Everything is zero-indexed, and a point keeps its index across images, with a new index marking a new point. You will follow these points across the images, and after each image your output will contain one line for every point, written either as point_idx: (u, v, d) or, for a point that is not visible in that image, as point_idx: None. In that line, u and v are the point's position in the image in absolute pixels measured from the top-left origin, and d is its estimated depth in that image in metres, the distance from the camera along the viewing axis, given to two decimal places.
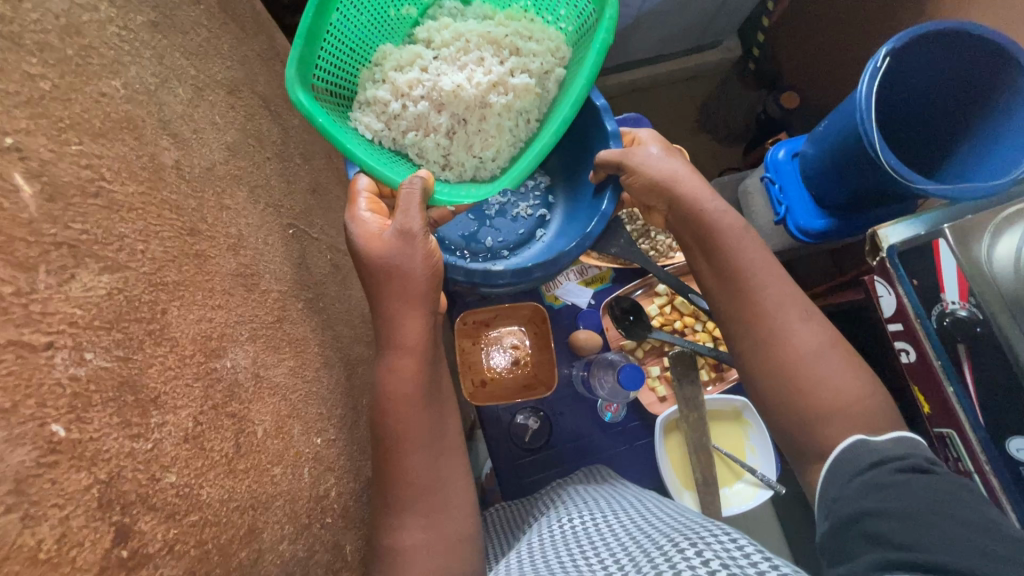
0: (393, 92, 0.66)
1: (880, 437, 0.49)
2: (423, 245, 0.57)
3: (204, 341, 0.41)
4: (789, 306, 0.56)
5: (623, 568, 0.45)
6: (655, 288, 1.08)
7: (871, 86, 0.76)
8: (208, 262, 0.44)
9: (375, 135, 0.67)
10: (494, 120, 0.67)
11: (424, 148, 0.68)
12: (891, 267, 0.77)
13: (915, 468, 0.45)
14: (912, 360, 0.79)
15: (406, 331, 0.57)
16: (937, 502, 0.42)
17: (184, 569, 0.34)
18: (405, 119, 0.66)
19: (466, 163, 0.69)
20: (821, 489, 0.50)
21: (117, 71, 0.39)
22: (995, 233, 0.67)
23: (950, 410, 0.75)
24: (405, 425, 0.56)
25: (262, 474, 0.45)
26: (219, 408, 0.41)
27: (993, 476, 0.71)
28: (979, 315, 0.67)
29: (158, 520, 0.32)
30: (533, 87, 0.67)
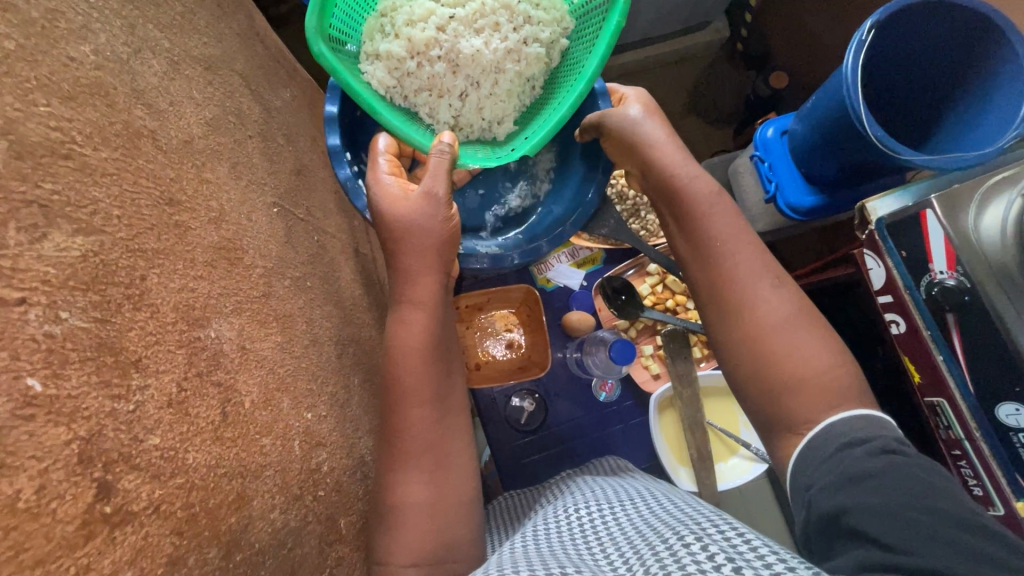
0: (409, 49, 0.64)
1: (846, 414, 0.50)
2: (446, 209, 0.58)
3: (187, 310, 0.40)
4: (760, 272, 0.56)
5: (629, 561, 0.44)
6: (647, 268, 1.09)
7: (858, 59, 0.76)
8: (189, 233, 0.44)
9: (385, 90, 0.65)
10: (506, 85, 0.67)
11: (436, 108, 0.67)
12: (880, 240, 0.77)
13: (885, 450, 0.46)
14: (902, 332, 0.79)
15: (418, 287, 0.59)
16: (912, 489, 0.42)
17: (170, 530, 0.34)
18: (417, 78, 0.65)
19: (475, 124, 0.69)
20: (795, 475, 0.50)
21: (86, 37, 0.39)
22: (981, 204, 0.69)
23: (940, 379, 0.75)
24: (397, 398, 0.57)
25: (251, 443, 0.45)
26: (204, 376, 0.41)
27: (983, 441, 0.72)
28: (966, 284, 0.68)
29: (141, 479, 0.32)
30: (544, 57, 0.67)
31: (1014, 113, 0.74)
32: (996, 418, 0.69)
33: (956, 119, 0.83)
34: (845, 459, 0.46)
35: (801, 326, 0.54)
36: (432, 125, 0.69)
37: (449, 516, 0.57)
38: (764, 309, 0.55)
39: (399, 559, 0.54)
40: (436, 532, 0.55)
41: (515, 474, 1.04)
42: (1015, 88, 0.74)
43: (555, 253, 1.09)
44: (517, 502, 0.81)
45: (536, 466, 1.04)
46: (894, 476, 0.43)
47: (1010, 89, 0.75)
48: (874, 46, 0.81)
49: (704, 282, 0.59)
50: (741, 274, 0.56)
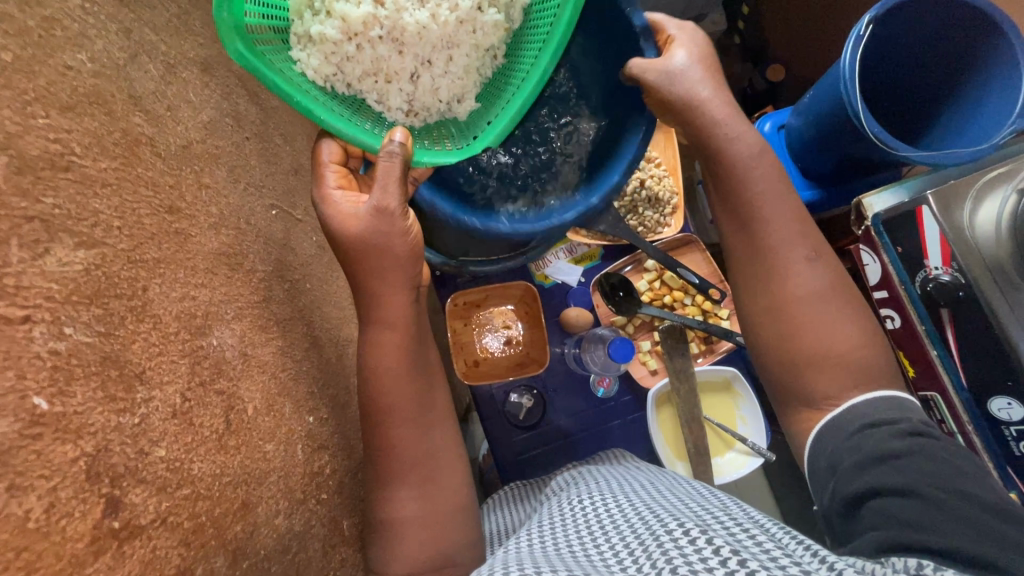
0: (345, 30, 0.56)
1: (870, 396, 0.52)
2: (402, 223, 0.54)
3: (189, 319, 0.40)
4: (797, 244, 0.55)
5: (631, 549, 0.45)
6: (644, 264, 1.09)
7: (856, 54, 0.76)
8: (189, 240, 0.44)
9: (325, 80, 0.57)
10: (462, 60, 0.61)
11: (386, 93, 0.60)
12: (875, 236, 0.78)
13: (913, 431, 0.47)
14: (898, 326, 0.81)
15: (388, 308, 0.57)
16: (937, 472, 0.43)
17: (178, 541, 0.34)
18: (360, 62, 0.58)
19: (432, 107, 0.63)
20: (817, 450, 0.52)
21: (82, 44, 0.38)
22: (977, 199, 0.68)
23: (934, 373, 0.77)
24: (393, 403, 0.57)
25: (254, 449, 0.45)
26: (207, 384, 0.41)
27: (976, 436, 0.74)
28: (961, 280, 0.68)
29: (149, 492, 0.33)
30: (502, 23, 0.61)
31: (1009, 109, 0.74)
32: (989, 411, 0.71)
33: (952, 115, 0.83)
34: (869, 438, 0.47)
35: (825, 304, 0.54)
36: (384, 112, 0.61)
37: (444, 521, 0.57)
38: (795, 280, 0.55)
39: (397, 564, 0.55)
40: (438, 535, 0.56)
41: (514, 471, 1.05)
42: (1010, 83, 0.75)
43: (552, 249, 1.09)
44: (517, 498, 0.81)
45: (534, 462, 1.05)
46: (921, 458, 0.44)
47: (1006, 87, 0.75)
48: (872, 35, 0.80)
49: (741, 250, 0.58)
50: (776, 242, 0.55)
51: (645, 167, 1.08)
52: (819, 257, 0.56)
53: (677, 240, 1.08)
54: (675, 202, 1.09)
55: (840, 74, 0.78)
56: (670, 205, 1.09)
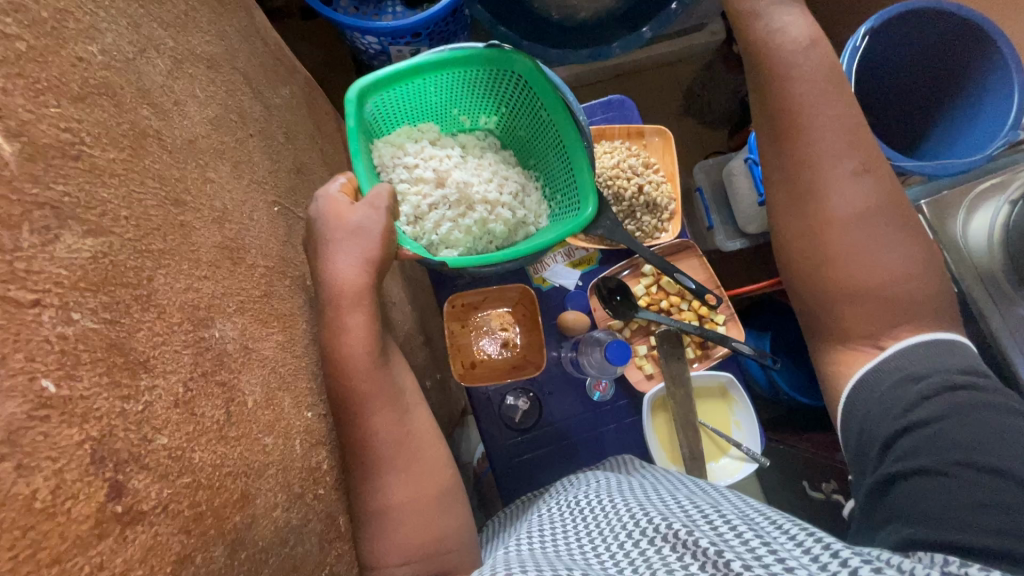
0: (419, 156, 0.83)
1: (907, 344, 0.58)
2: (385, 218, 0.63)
3: (192, 310, 0.41)
4: (837, 156, 0.61)
5: (627, 553, 0.45)
6: (642, 268, 1.10)
7: (852, 63, 0.77)
8: (193, 233, 0.44)
9: (381, 166, 0.81)
10: (468, 223, 0.82)
11: (409, 199, 0.81)
12: None
13: (938, 393, 0.53)
14: None
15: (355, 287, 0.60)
16: (965, 440, 0.50)
17: (179, 528, 0.35)
18: (410, 172, 0.82)
19: (427, 231, 0.82)
20: (848, 407, 0.60)
21: (93, 37, 0.39)
22: (969, 210, 0.74)
23: None
24: (373, 390, 0.59)
25: (254, 442, 0.45)
26: (208, 375, 0.41)
27: None
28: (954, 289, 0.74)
29: (151, 478, 0.33)
30: (506, 222, 0.83)
31: (1003, 121, 0.76)
32: None
33: (945, 127, 0.85)
34: (894, 408, 0.55)
35: (869, 224, 0.59)
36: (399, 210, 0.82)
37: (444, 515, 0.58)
38: (835, 199, 0.60)
39: (392, 554, 0.57)
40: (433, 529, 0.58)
41: (508, 472, 1.05)
42: (1003, 96, 0.77)
43: (550, 252, 1.10)
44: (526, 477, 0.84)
45: (528, 464, 1.05)
46: (946, 423, 0.51)
47: (998, 100, 0.77)
48: (868, 48, 0.82)
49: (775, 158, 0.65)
50: (819, 154, 0.61)
51: (644, 173, 1.10)
52: (866, 173, 0.61)
53: (674, 245, 1.09)
54: (673, 208, 1.10)
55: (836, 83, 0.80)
56: (668, 211, 1.10)
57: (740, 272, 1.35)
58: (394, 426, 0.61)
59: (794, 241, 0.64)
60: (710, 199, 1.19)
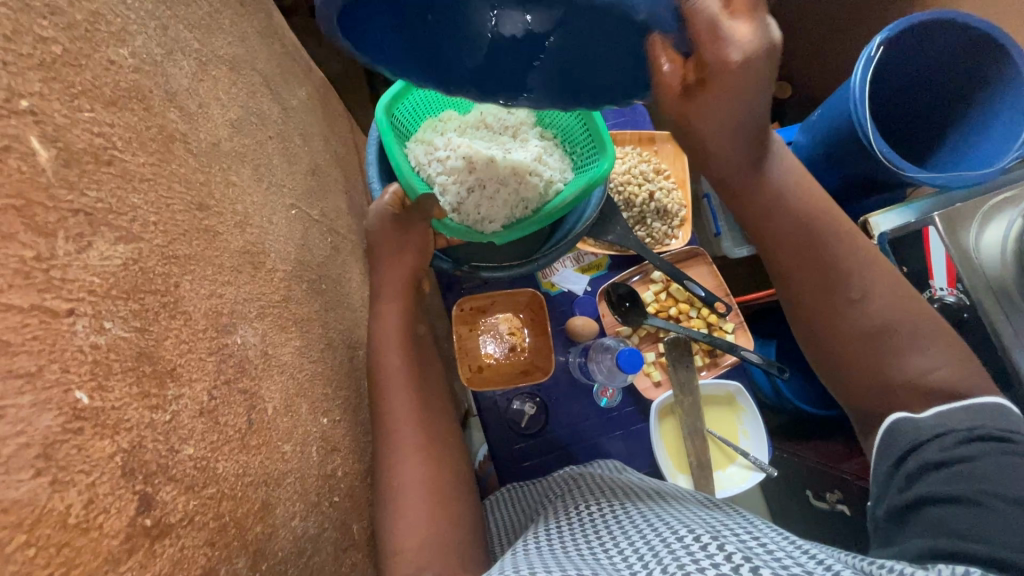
0: (445, 143, 0.81)
1: (955, 405, 0.54)
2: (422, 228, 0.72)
3: (216, 316, 0.41)
4: (839, 284, 0.59)
5: (643, 558, 0.45)
6: (651, 275, 1.10)
7: (865, 74, 0.77)
8: (217, 237, 0.44)
9: (418, 165, 0.81)
10: (504, 195, 0.80)
11: (446, 189, 0.80)
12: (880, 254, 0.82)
13: (980, 438, 0.51)
14: None
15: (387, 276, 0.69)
16: (1000, 479, 0.48)
17: (205, 540, 0.34)
18: (441, 164, 0.80)
19: (471, 214, 0.81)
20: (878, 444, 0.58)
21: (124, 39, 0.38)
22: (982, 222, 0.74)
23: None
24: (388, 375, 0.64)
25: (274, 450, 0.45)
26: (231, 383, 0.41)
27: None
28: (965, 302, 0.73)
29: (178, 490, 0.32)
30: (541, 187, 0.80)
31: (1016, 135, 0.75)
32: None
33: (957, 138, 0.85)
34: (928, 447, 0.53)
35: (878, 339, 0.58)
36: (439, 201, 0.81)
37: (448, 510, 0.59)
38: (852, 319, 0.59)
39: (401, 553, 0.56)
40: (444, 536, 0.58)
41: (515, 478, 1.04)
42: (1016, 109, 0.76)
43: (559, 257, 1.10)
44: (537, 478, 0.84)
45: (535, 470, 1.04)
46: (985, 464, 0.50)
47: (1011, 112, 0.76)
48: (881, 57, 0.82)
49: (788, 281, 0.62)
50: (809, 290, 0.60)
51: (654, 179, 1.09)
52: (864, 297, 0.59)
53: (683, 253, 1.08)
54: (683, 214, 1.09)
55: (850, 93, 0.80)
56: (678, 218, 1.09)
57: (749, 279, 1.35)
58: (413, 418, 0.63)
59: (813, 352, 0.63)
60: (718, 206, 1.19)
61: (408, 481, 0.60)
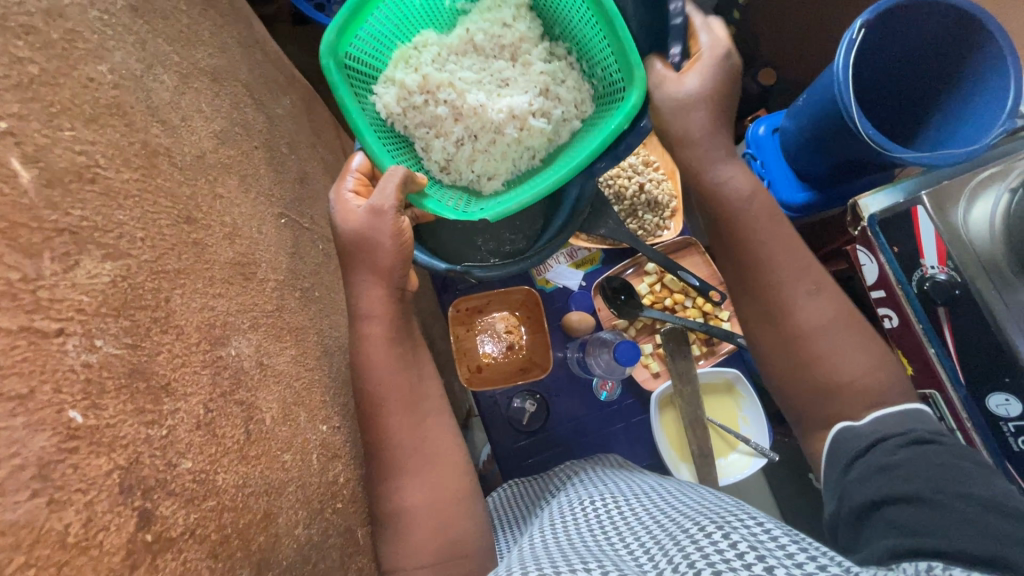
0: (422, 84, 0.70)
1: (885, 412, 0.57)
2: (394, 222, 0.60)
3: (208, 329, 0.41)
4: (797, 281, 0.61)
5: (649, 550, 0.45)
6: (645, 267, 1.10)
7: (848, 56, 0.78)
8: (206, 250, 0.44)
9: (389, 115, 0.71)
10: (501, 146, 0.72)
11: (431, 145, 0.73)
12: (873, 236, 0.83)
13: (916, 440, 0.52)
14: (895, 325, 0.86)
15: (369, 300, 0.61)
16: (936, 473, 0.48)
17: (207, 552, 0.34)
18: (421, 113, 0.71)
19: (465, 173, 0.73)
20: (827, 463, 0.58)
21: (102, 56, 0.38)
22: (970, 198, 0.74)
23: (933, 370, 0.82)
24: (386, 391, 0.60)
25: (274, 459, 0.45)
26: (228, 395, 0.41)
27: (974, 430, 0.79)
28: (957, 279, 0.74)
29: (178, 504, 0.32)
30: (546, 131, 0.71)
31: (1000, 110, 0.76)
32: (987, 407, 0.76)
33: (943, 114, 0.85)
34: (875, 452, 0.53)
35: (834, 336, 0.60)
36: (423, 160, 0.74)
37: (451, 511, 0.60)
38: (804, 313, 0.60)
39: (409, 557, 0.57)
40: (451, 542, 0.57)
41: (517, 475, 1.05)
42: (998, 84, 0.76)
43: (553, 254, 1.10)
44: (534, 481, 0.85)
45: (538, 467, 1.05)
46: (923, 462, 0.49)
47: (994, 88, 0.77)
48: (863, 38, 0.83)
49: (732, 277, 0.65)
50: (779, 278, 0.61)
51: (644, 171, 1.10)
52: (819, 291, 0.61)
53: (677, 243, 1.08)
54: (674, 205, 1.10)
55: (833, 76, 0.80)
56: (670, 208, 1.09)
57: None
58: (410, 436, 0.60)
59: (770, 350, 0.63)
60: None
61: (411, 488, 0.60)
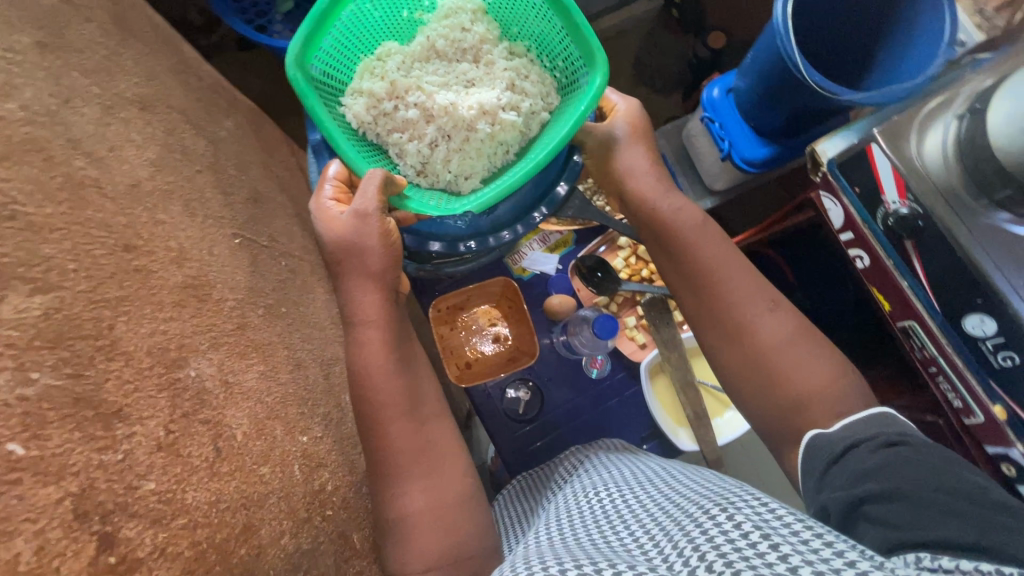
0: (390, 90, 0.70)
1: (857, 417, 0.56)
2: (379, 224, 0.63)
3: (162, 352, 0.41)
4: (755, 298, 0.66)
5: (654, 537, 0.45)
6: (617, 242, 1.11)
7: (786, 9, 0.79)
8: (151, 275, 0.44)
9: (360, 124, 0.70)
10: (476, 143, 0.70)
11: (404, 150, 0.71)
12: (834, 179, 0.76)
13: (886, 442, 0.51)
14: (866, 266, 0.79)
15: (365, 305, 0.64)
16: (917, 474, 0.46)
17: (181, 567, 0.36)
18: (392, 118, 0.70)
19: (441, 175, 0.71)
20: (807, 471, 0.56)
21: (9, 93, 0.40)
22: (920, 130, 0.68)
23: (907, 301, 0.74)
24: (384, 397, 0.63)
25: (250, 474, 0.45)
26: (191, 415, 0.41)
27: (958, 357, 0.70)
28: (919, 212, 0.67)
29: (142, 524, 0.34)
30: (520, 125, 0.70)
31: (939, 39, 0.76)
32: (964, 330, 0.68)
33: (887, 53, 0.86)
34: (851, 458, 0.51)
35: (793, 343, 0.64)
36: (399, 165, 0.72)
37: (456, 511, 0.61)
38: (763, 331, 0.64)
39: (415, 562, 0.58)
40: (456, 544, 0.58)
41: (518, 463, 1.06)
42: (934, 15, 0.77)
43: (526, 241, 1.09)
44: (526, 484, 0.85)
45: (538, 453, 1.06)
46: (894, 463, 0.48)
47: (930, 20, 0.78)
48: None
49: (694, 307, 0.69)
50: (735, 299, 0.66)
51: None
52: (777, 306, 0.66)
53: None
54: None
55: (776, 30, 0.81)
56: None
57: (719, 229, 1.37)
58: (412, 440, 0.62)
59: (738, 368, 0.65)
60: (674, 163, 1.19)
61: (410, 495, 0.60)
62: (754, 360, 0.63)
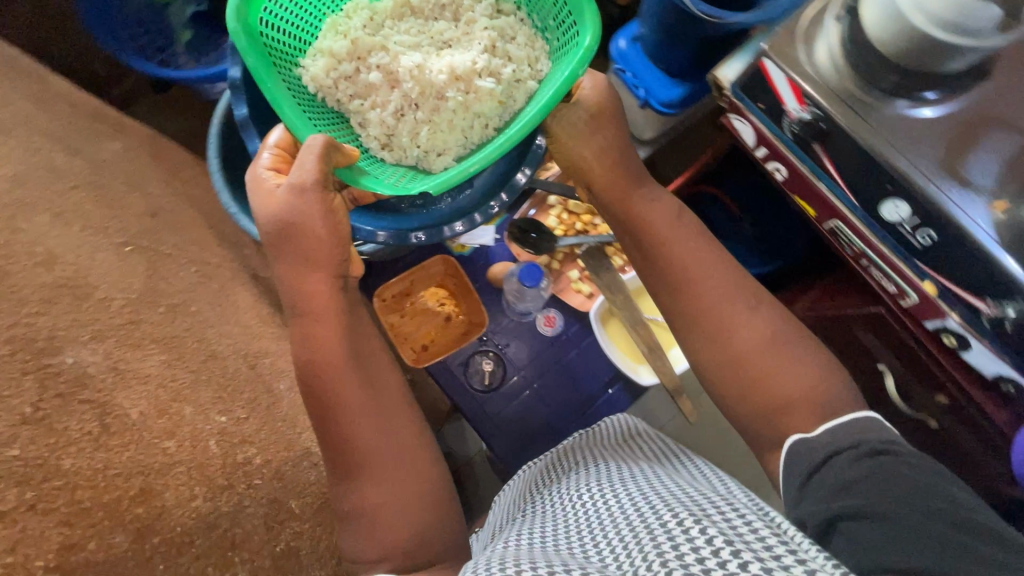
0: (352, 51, 0.66)
1: (840, 422, 0.52)
2: (319, 202, 0.58)
3: (29, 343, 0.59)
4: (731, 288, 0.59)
5: (625, 545, 0.44)
6: (548, 201, 1.13)
7: None
8: (14, 279, 0.61)
9: (318, 88, 0.66)
10: (447, 114, 0.66)
11: (367, 119, 0.67)
12: (737, 103, 0.64)
13: (869, 452, 0.48)
14: (784, 176, 0.68)
15: (308, 292, 0.60)
16: (896, 491, 0.44)
17: (57, 520, 0.55)
18: (353, 83, 0.67)
19: (409, 150, 0.67)
20: (784, 477, 0.53)
21: None
22: (809, 38, 0.57)
23: (828, 202, 0.64)
24: (341, 395, 0.59)
25: (149, 447, 0.61)
26: (68, 395, 0.59)
27: (882, 246, 0.61)
28: (820, 115, 0.56)
29: (9, 486, 0.54)
30: (496, 93, 0.65)
31: None
32: (880, 217, 0.58)
33: None
34: (831, 469, 0.49)
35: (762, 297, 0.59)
36: (361, 136, 0.68)
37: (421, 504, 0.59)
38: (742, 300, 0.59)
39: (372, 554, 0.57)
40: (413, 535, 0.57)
41: (488, 431, 1.08)
42: None
43: None
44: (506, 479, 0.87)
45: (504, 418, 1.08)
46: (877, 478, 0.46)
47: None
48: None
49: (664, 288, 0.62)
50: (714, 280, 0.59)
51: None
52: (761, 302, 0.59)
53: None
54: None
55: None
56: None
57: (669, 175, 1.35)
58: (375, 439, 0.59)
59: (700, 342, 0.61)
60: None
61: (363, 489, 0.59)
62: (686, 298, 0.60)
